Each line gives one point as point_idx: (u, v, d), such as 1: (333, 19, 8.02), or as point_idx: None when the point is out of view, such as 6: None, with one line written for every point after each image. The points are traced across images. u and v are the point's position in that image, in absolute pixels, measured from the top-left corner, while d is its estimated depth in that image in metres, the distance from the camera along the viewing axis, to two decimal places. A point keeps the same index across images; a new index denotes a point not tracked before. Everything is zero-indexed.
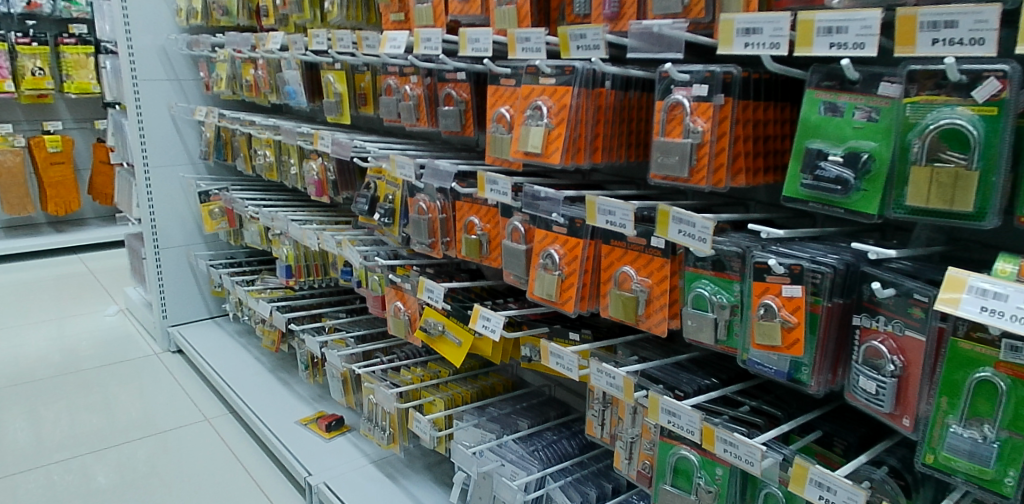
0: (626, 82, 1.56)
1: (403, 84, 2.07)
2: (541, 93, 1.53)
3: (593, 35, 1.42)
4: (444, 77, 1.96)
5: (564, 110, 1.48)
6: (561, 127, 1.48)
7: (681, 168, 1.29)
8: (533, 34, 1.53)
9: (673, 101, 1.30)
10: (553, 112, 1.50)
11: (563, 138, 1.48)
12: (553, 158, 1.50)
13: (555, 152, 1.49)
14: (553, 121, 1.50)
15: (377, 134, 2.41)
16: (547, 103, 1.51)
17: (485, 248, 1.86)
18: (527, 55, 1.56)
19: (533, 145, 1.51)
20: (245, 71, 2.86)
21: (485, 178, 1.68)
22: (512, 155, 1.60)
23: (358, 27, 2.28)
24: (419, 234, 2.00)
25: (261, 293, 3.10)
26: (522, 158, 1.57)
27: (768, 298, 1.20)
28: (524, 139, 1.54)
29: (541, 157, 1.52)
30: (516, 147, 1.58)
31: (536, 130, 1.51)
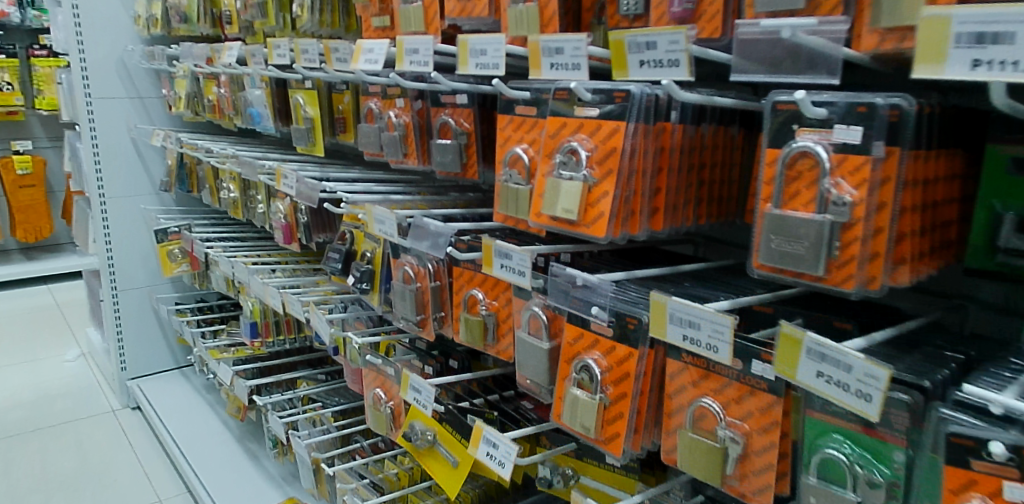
0: (699, 113, 1.08)
1: (388, 109, 1.58)
2: (577, 130, 1.03)
3: (669, 45, 0.84)
4: (439, 100, 1.47)
5: (612, 157, 0.98)
6: (609, 183, 0.99)
7: (813, 259, 0.79)
8: (567, 42, 1.04)
9: (801, 151, 0.80)
10: (596, 160, 1.00)
11: (611, 200, 0.98)
12: (596, 229, 1.00)
13: (598, 221, 1.00)
14: (595, 172, 1.00)
15: (358, 169, 1.93)
16: (586, 146, 1.01)
17: (491, 335, 1.36)
18: (556, 75, 1.07)
19: (565, 208, 1.02)
20: (208, 88, 2.39)
21: (491, 248, 1.17)
22: (532, 221, 1.10)
23: (333, 36, 1.79)
24: (403, 306, 1.51)
25: (225, 352, 2.61)
26: (546, 225, 1.07)
27: (971, 498, 0.70)
28: (551, 197, 1.04)
29: (577, 227, 1.02)
30: (538, 207, 1.08)
31: (568, 186, 1.01)
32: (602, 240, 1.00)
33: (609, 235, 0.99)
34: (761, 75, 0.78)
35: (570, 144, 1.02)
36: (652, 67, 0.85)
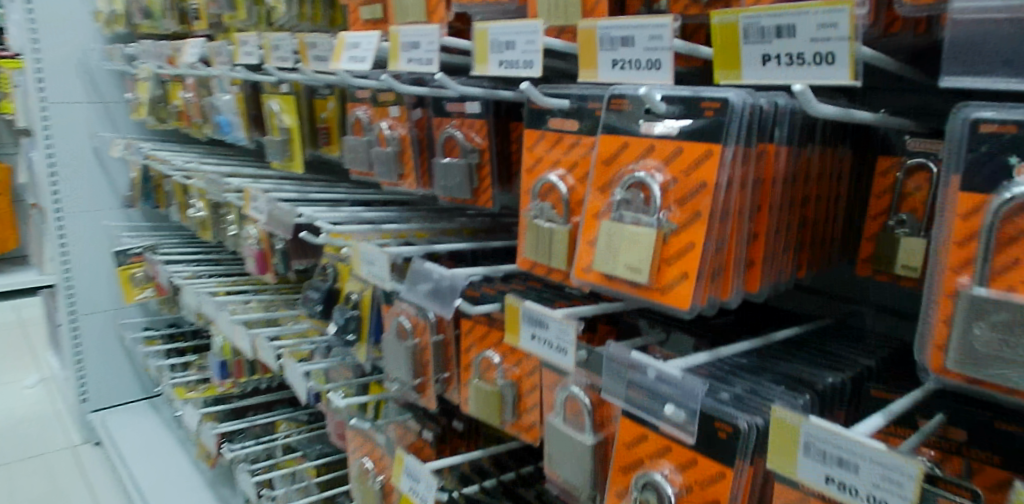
0: (807, 129, 0.79)
1: (379, 119, 1.29)
2: (646, 155, 0.74)
3: (814, 31, 0.53)
4: (444, 109, 1.17)
5: (702, 195, 0.68)
6: (695, 233, 0.69)
7: None
8: (640, 30, 0.71)
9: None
10: (676, 199, 0.71)
11: (699, 257, 0.68)
12: (675, 297, 0.70)
13: (679, 287, 0.70)
14: (673, 214, 0.71)
15: (343, 188, 1.62)
16: (660, 178, 0.71)
17: (509, 412, 1.06)
18: (620, 77, 0.75)
19: (630, 266, 0.71)
20: (173, 92, 2.08)
21: (519, 310, 0.86)
22: (575, 277, 0.80)
23: (314, 31, 1.49)
24: (396, 366, 1.21)
25: (193, 391, 2.30)
26: (597, 285, 0.77)
27: None
28: (607, 247, 0.74)
29: (645, 291, 0.72)
30: (587, 259, 0.79)
31: (633, 234, 0.71)
32: (684, 313, 0.70)
33: (694, 306, 0.69)
34: (961, 76, 0.54)
35: (636, 174, 0.72)
36: (786, 67, 0.55)
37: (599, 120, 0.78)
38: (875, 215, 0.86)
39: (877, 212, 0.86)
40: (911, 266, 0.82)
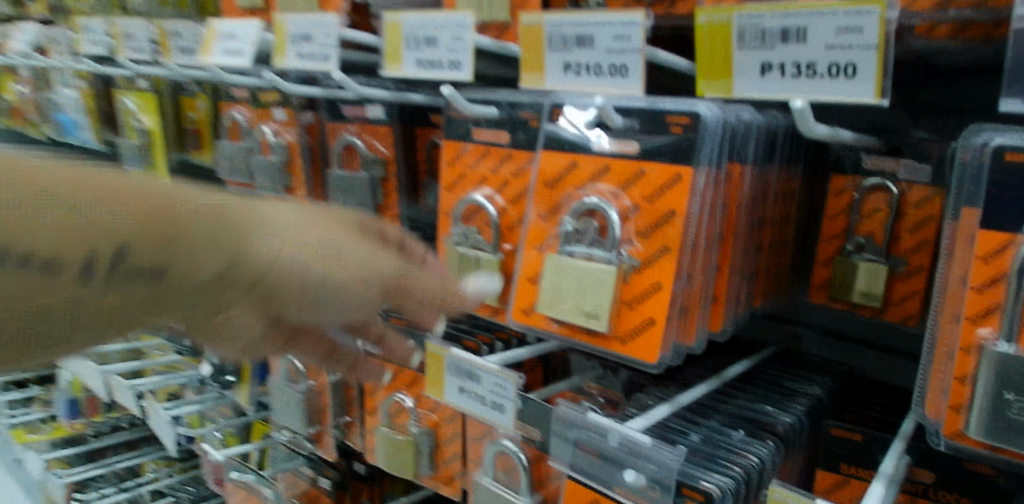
0: (770, 145, 0.70)
1: (259, 123, 1.10)
2: (599, 178, 0.63)
3: (829, 37, 0.44)
4: (340, 112, 1.01)
5: (669, 226, 0.58)
6: (662, 270, 0.58)
7: None
8: (603, 27, 0.57)
9: None
10: (639, 230, 0.60)
11: (668, 300, 0.58)
12: (641, 348, 0.59)
13: (644, 335, 0.59)
14: (635, 247, 0.60)
15: None
16: (618, 204, 0.61)
17: (427, 463, 0.91)
18: (577, 85, 0.60)
19: (585, 311, 0.60)
20: (4, 84, 1.77)
21: (443, 359, 0.73)
22: (515, 320, 0.68)
23: (177, 18, 1.28)
24: (286, 413, 1.04)
25: (35, 432, 1.97)
26: (542, 331, 0.65)
27: None
28: (557, 287, 0.61)
29: (602, 340, 0.61)
30: (529, 299, 0.66)
31: (589, 273, 0.60)
32: (649, 368, 0.59)
33: (662, 359, 0.58)
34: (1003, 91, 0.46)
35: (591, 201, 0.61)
36: (791, 79, 0.46)
37: (538, 133, 0.67)
38: (830, 238, 0.79)
39: (832, 234, 0.79)
40: (870, 293, 0.75)
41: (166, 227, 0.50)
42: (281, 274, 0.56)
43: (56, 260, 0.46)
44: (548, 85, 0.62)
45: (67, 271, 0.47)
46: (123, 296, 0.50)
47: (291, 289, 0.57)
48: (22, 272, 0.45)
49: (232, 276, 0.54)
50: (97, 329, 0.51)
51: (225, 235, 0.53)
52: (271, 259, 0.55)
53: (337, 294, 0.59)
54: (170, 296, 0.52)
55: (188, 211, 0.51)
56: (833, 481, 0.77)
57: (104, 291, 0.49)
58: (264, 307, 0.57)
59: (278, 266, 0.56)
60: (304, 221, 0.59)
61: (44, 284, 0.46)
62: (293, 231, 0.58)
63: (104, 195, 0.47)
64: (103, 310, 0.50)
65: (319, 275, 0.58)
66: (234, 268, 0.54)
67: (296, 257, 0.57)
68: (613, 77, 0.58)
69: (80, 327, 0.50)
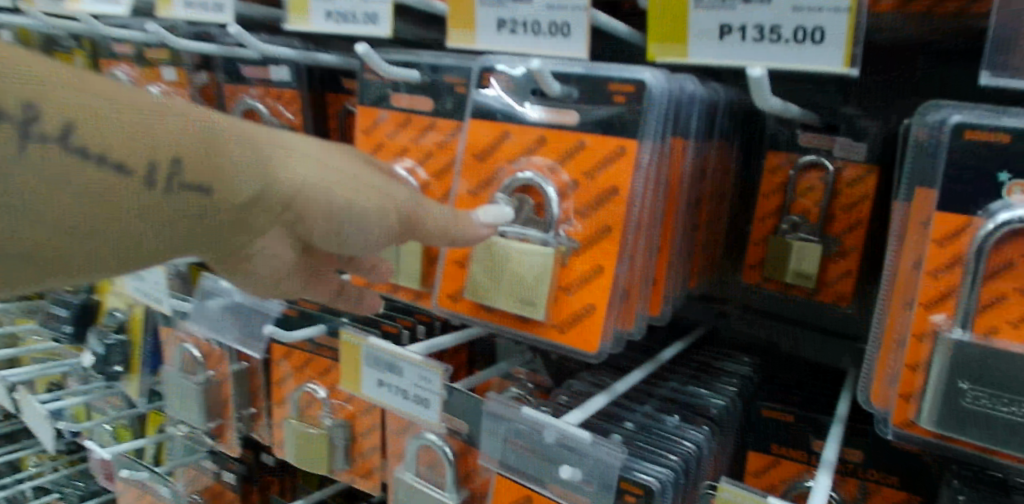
0: (710, 119, 0.67)
1: (144, 82, 0.98)
2: (535, 151, 0.57)
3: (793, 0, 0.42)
4: (238, 72, 0.90)
5: (612, 205, 0.53)
6: (604, 253, 0.54)
7: None
8: None
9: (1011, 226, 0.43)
10: (578, 209, 0.55)
11: (609, 285, 0.53)
12: (580, 336, 0.54)
13: (583, 322, 0.54)
14: (574, 228, 0.55)
15: None
16: (555, 181, 0.56)
17: (341, 457, 0.84)
18: (515, 46, 0.54)
19: (520, 298, 0.55)
20: None
21: (359, 349, 0.67)
22: (441, 306, 0.62)
23: None
24: (180, 408, 0.95)
25: None
26: (472, 318, 0.60)
27: None
28: (489, 271, 0.56)
29: (537, 328, 0.56)
30: (457, 284, 0.61)
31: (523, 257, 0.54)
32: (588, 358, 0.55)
33: (602, 349, 0.54)
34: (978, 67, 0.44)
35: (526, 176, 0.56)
36: (753, 44, 0.43)
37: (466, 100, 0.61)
38: (764, 217, 0.77)
39: (766, 213, 0.77)
40: (804, 274, 0.73)
41: (218, 139, 0.47)
42: (308, 201, 0.51)
43: (122, 164, 0.44)
44: (479, 45, 0.56)
45: (130, 176, 0.44)
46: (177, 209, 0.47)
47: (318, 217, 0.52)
48: (90, 175, 0.43)
49: (268, 200, 0.50)
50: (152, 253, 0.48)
51: (261, 157, 0.49)
52: (294, 184, 0.50)
53: (360, 223, 0.52)
54: (213, 217, 0.48)
55: (234, 131, 0.48)
56: (764, 463, 0.75)
57: (158, 203, 0.46)
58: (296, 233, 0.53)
59: (303, 195, 0.51)
60: (318, 149, 0.52)
61: (109, 187, 0.44)
62: (302, 160, 0.51)
63: (167, 112, 0.45)
64: (154, 227, 0.47)
65: (341, 202, 0.51)
66: (268, 190, 0.49)
67: (321, 185, 0.51)
68: (554, 38, 0.52)
69: (139, 248, 0.47)
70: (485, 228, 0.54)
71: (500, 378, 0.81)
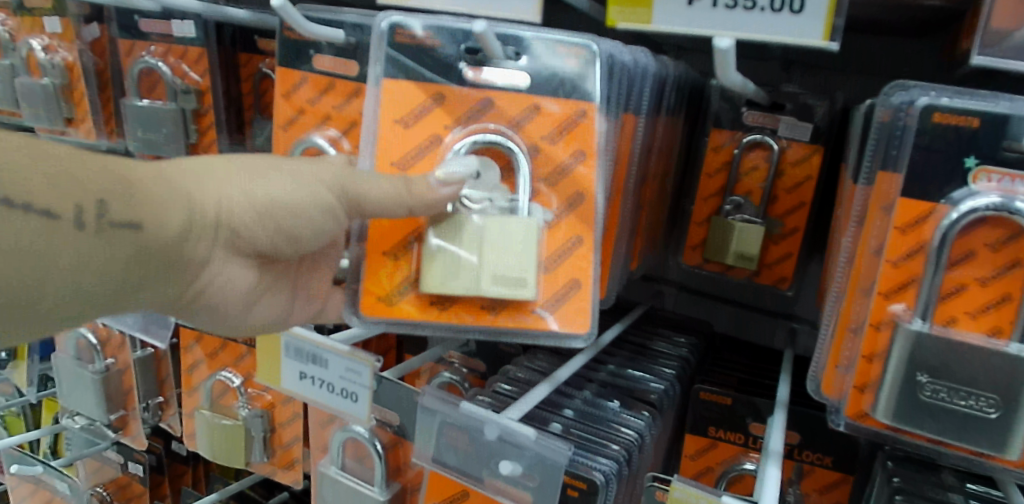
0: (659, 94, 0.64)
1: (21, 32, 0.85)
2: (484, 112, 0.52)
3: None
4: (136, 27, 0.80)
5: (584, 169, 0.51)
6: (582, 220, 0.51)
7: (1001, 426, 0.41)
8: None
9: (978, 214, 0.42)
10: (546, 173, 0.51)
11: (591, 255, 0.51)
12: (569, 317, 0.50)
13: (572, 298, 0.51)
14: (545, 195, 0.51)
15: None
16: (520, 142, 0.51)
17: (260, 449, 0.77)
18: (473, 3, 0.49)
19: (509, 278, 0.48)
20: None
21: (279, 340, 0.60)
22: (365, 312, 0.52)
23: None
24: (77, 398, 0.85)
25: None
26: (413, 323, 0.51)
27: None
28: (470, 263, 0.48)
29: (514, 314, 0.50)
30: (393, 281, 0.51)
31: (514, 226, 0.48)
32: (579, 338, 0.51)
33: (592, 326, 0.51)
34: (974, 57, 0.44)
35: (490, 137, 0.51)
36: (724, 11, 0.42)
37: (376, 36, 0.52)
38: (707, 197, 0.75)
39: (709, 193, 0.75)
40: (746, 255, 0.70)
41: (132, 173, 0.43)
42: (234, 211, 0.48)
43: (51, 211, 0.38)
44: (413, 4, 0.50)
45: (61, 224, 0.39)
46: (120, 254, 0.42)
47: (254, 223, 0.49)
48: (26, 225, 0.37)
49: (200, 223, 0.47)
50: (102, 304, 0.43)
51: (170, 184, 0.45)
52: (213, 202, 0.47)
53: (292, 212, 0.49)
54: (155, 254, 0.44)
55: (139, 164, 0.44)
56: (702, 446, 0.73)
57: (93, 249, 0.41)
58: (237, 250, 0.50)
59: (227, 208, 0.48)
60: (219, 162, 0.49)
61: (44, 239, 0.39)
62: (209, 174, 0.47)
63: (71, 154, 0.40)
64: (99, 277, 0.42)
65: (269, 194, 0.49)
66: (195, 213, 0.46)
67: (238, 188, 0.48)
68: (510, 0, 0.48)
69: (89, 301, 0.42)
70: (445, 190, 0.48)
71: (433, 363, 0.78)
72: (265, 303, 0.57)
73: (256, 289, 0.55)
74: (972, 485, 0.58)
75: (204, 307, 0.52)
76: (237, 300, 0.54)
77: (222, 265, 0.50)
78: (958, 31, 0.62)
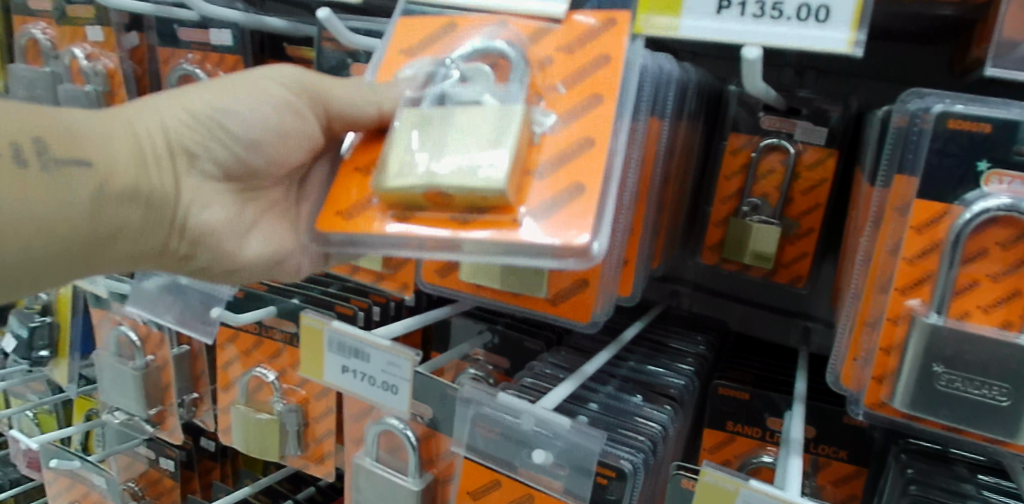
0: (682, 95, 0.67)
1: (64, 42, 0.88)
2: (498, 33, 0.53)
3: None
4: (175, 36, 0.83)
5: (603, 73, 0.50)
6: (592, 124, 0.49)
7: (1015, 414, 0.44)
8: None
9: (991, 213, 0.44)
10: (556, 83, 0.51)
11: (602, 156, 0.48)
12: (570, 224, 0.46)
13: (566, 208, 0.47)
14: (554, 101, 0.50)
15: None
16: (526, 56, 0.51)
17: (293, 443, 0.80)
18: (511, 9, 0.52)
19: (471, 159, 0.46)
20: None
21: (321, 334, 0.63)
22: (328, 230, 0.52)
23: None
24: (116, 394, 0.89)
25: None
26: (369, 236, 0.50)
27: None
28: (436, 148, 0.47)
29: (496, 223, 0.47)
30: (360, 195, 0.52)
31: (500, 111, 0.48)
32: (569, 259, 0.46)
33: (593, 245, 0.46)
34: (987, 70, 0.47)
35: (494, 47, 0.52)
36: (752, 20, 0.46)
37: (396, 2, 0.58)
38: (725, 198, 0.77)
39: (727, 195, 0.77)
40: (763, 255, 0.73)
41: (72, 121, 0.54)
42: (179, 131, 0.59)
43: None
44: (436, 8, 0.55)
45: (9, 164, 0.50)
46: (79, 184, 0.53)
47: (207, 139, 0.59)
48: None
49: (154, 151, 0.58)
50: (83, 233, 0.54)
51: (112, 122, 0.57)
52: (159, 131, 0.58)
53: (233, 111, 0.59)
54: (110, 180, 0.54)
55: (81, 117, 0.56)
56: (720, 439, 0.75)
57: (45, 183, 0.51)
58: (199, 169, 0.60)
59: (173, 131, 0.59)
60: (165, 98, 0.61)
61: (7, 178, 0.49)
62: (155, 109, 0.59)
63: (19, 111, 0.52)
64: (63, 210, 0.52)
65: (207, 107, 0.59)
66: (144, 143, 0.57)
67: (180, 110, 0.59)
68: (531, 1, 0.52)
69: (67, 226, 0.53)
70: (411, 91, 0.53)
71: (457, 361, 0.81)
72: (262, 232, 0.64)
73: (244, 218, 0.63)
74: (983, 477, 0.61)
75: (201, 241, 0.62)
76: (235, 230, 0.63)
77: (195, 192, 0.60)
78: (968, 38, 0.65)
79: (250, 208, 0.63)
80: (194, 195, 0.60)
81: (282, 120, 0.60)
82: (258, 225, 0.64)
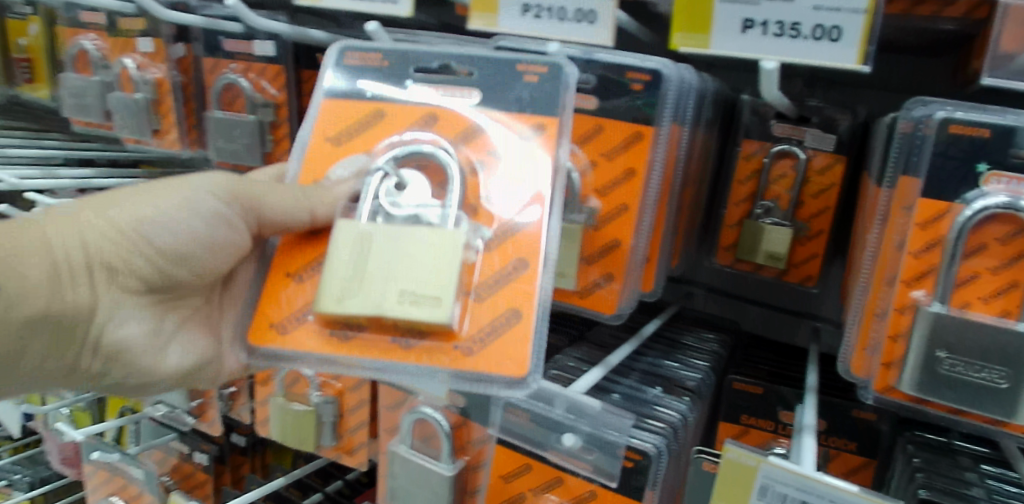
0: (700, 103, 0.71)
1: (115, 52, 0.94)
2: (423, 138, 0.57)
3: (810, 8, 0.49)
4: (220, 47, 0.88)
5: (538, 184, 0.54)
6: (523, 245, 0.53)
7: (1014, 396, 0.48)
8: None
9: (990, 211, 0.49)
10: (488, 194, 0.54)
11: (535, 277, 0.52)
12: (508, 361, 0.50)
13: (504, 334, 0.51)
14: (490, 214, 0.54)
15: (37, 135, 1.19)
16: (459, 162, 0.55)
17: (328, 434, 0.84)
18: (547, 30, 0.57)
19: (411, 292, 0.47)
20: None
21: None
22: (259, 343, 0.54)
23: None
24: None
25: None
26: (300, 353, 0.52)
27: None
28: (349, 289, 0.48)
29: (436, 351, 0.50)
30: (293, 307, 0.53)
31: (444, 235, 0.49)
32: (509, 385, 0.50)
33: (531, 372, 0.50)
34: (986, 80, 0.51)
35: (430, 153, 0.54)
36: (772, 38, 0.50)
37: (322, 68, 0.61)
38: (738, 202, 0.81)
39: (739, 198, 0.81)
40: (775, 255, 0.77)
41: None
42: (99, 245, 0.59)
43: None
44: (371, 93, 0.59)
45: None
46: None
47: (129, 254, 0.60)
48: None
49: (71, 267, 0.59)
50: None
51: (28, 238, 0.57)
52: (78, 245, 0.59)
53: (158, 225, 0.60)
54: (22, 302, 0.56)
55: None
56: (736, 431, 0.79)
57: None
58: (117, 282, 0.62)
59: (94, 247, 0.59)
60: (85, 205, 0.61)
61: None
62: (76, 222, 0.59)
63: None
64: None
65: (128, 221, 0.60)
66: (62, 259, 0.58)
67: (101, 222, 0.59)
68: (456, 99, 0.58)
69: None
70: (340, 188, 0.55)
71: None
72: (179, 343, 0.68)
73: (161, 331, 0.66)
74: (987, 467, 0.64)
75: (114, 353, 0.64)
76: (149, 341, 0.66)
77: (113, 308, 0.62)
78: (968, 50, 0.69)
79: (167, 321, 0.67)
80: (112, 311, 0.62)
81: (211, 233, 0.61)
82: (173, 336, 0.67)
